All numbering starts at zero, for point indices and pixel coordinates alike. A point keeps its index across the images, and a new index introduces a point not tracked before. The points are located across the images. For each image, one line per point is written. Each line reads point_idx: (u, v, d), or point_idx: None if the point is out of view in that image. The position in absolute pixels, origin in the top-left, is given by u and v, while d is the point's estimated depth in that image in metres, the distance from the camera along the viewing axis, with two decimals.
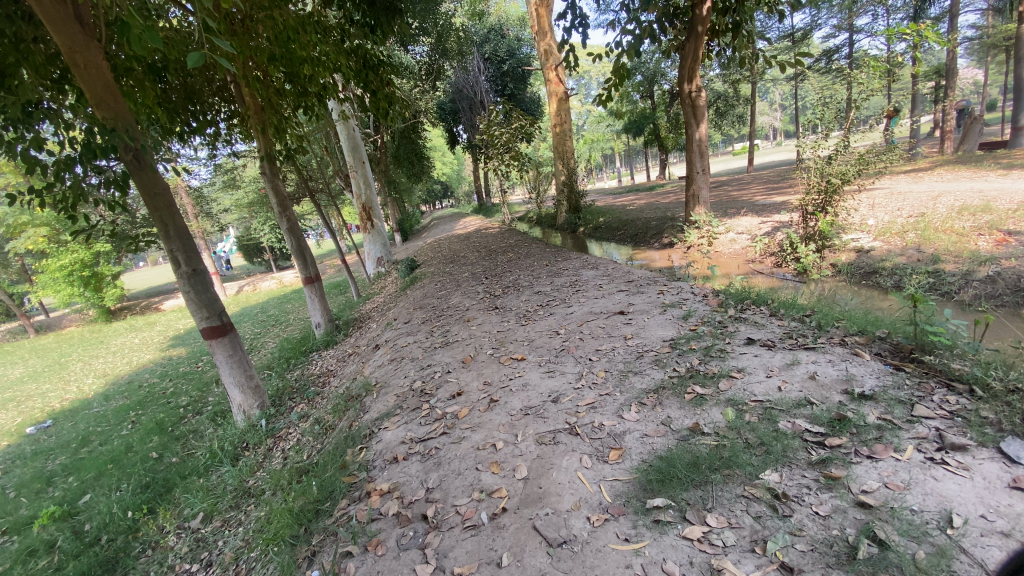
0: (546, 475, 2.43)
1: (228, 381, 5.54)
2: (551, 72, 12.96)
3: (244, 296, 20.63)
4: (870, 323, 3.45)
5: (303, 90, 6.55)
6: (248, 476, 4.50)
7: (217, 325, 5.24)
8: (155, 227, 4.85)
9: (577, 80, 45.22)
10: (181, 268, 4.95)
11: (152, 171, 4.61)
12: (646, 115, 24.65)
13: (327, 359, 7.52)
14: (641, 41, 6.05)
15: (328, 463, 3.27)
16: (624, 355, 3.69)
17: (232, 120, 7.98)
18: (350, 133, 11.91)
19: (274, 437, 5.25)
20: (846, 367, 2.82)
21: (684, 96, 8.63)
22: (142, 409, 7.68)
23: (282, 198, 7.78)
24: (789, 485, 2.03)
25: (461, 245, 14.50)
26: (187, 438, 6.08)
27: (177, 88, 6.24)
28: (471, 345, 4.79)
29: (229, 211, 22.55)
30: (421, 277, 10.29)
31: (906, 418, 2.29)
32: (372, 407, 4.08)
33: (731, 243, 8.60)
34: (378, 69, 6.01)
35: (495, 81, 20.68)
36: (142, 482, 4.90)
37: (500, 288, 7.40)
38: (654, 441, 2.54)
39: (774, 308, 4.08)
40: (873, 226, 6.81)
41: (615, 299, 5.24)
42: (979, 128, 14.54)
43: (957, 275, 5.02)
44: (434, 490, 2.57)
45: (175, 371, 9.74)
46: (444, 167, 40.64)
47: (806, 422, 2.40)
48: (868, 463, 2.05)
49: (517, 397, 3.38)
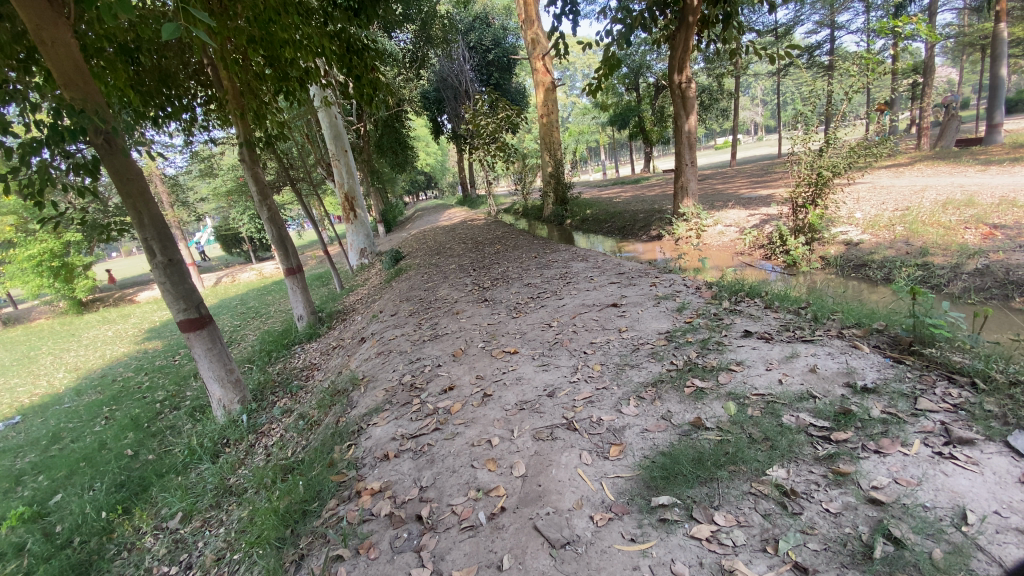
0: (545, 473, 2.35)
1: (207, 375, 5.35)
2: (539, 61, 12.78)
3: (223, 287, 20.17)
4: (867, 316, 3.43)
5: (284, 75, 6.32)
6: (229, 474, 4.35)
7: (195, 317, 5.05)
8: (128, 216, 4.63)
9: (562, 71, 45.09)
10: (156, 258, 4.74)
11: (124, 155, 4.38)
12: (632, 107, 24.61)
13: (310, 352, 7.33)
14: (631, 29, 5.93)
15: (315, 461, 3.15)
16: (620, 348, 3.62)
17: (209, 104, 7.72)
18: (332, 121, 11.59)
19: (256, 434, 5.08)
20: (846, 360, 2.79)
21: (675, 87, 8.58)
22: (116, 404, 7.42)
23: (262, 186, 7.51)
24: (797, 481, 1.98)
25: (446, 236, 14.33)
26: (164, 434, 5.87)
27: (151, 70, 5.96)
28: (461, 338, 4.68)
29: (205, 200, 21.96)
30: (407, 269, 10.11)
31: (911, 412, 2.26)
32: (360, 402, 3.94)
33: (720, 236, 8.58)
34: (363, 54, 5.81)
35: (480, 70, 20.22)
36: (116, 480, 4.70)
37: (489, 280, 7.28)
38: (655, 436, 2.48)
39: (769, 301, 4.04)
40: (861, 219, 6.86)
41: (607, 291, 5.18)
42: (957, 125, 14.82)
43: (946, 268, 5.06)
44: (429, 489, 2.46)
45: (151, 365, 9.42)
46: (428, 157, 40.21)
47: (810, 416, 2.35)
48: (876, 458, 2.02)
49: (512, 391, 3.29)
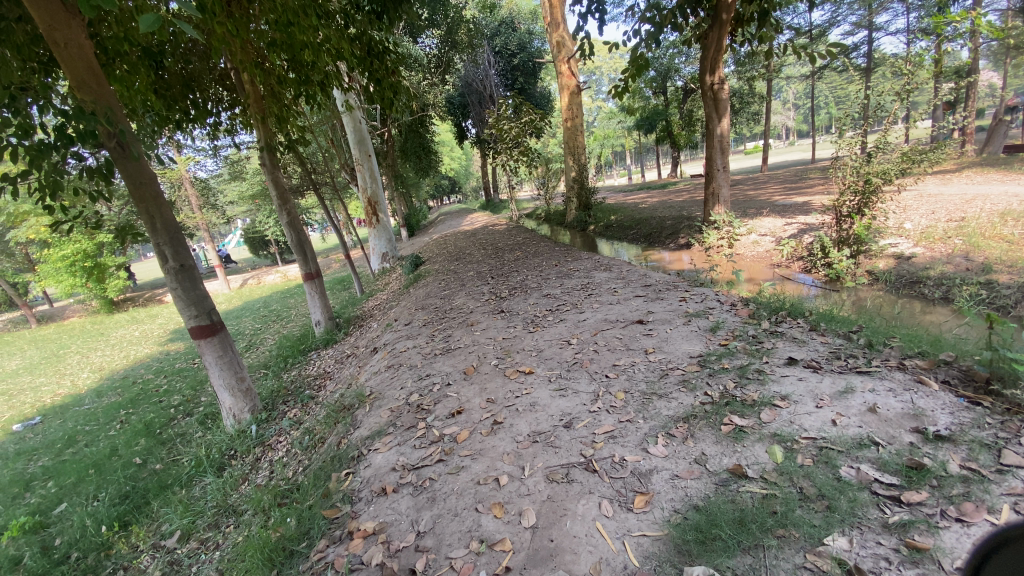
0: (558, 525, 2.05)
1: (217, 383, 5.19)
2: (563, 65, 12.43)
3: (248, 289, 20.46)
4: (931, 344, 3.01)
5: (305, 78, 6.08)
6: (231, 491, 4.16)
7: (205, 325, 4.89)
8: (140, 220, 4.52)
9: (588, 76, 44.79)
10: (168, 263, 4.62)
11: (139, 159, 4.28)
12: (659, 111, 24.06)
13: (325, 359, 7.16)
14: (660, 28, 5.60)
15: (311, 489, 2.91)
16: (646, 373, 3.28)
17: (233, 110, 7.64)
18: (356, 125, 11.52)
19: (264, 446, 4.90)
20: (912, 399, 2.39)
21: (706, 88, 8.19)
22: (133, 407, 7.37)
23: (282, 190, 7.38)
24: (861, 556, 1.62)
25: (468, 242, 14.13)
26: (174, 442, 5.75)
27: (176, 74, 5.85)
28: (474, 353, 4.40)
29: (235, 203, 22.33)
30: (425, 275, 9.90)
31: (996, 467, 1.86)
32: (363, 422, 3.70)
33: (754, 246, 8.15)
34: (384, 57, 5.52)
35: (505, 74, 20.00)
36: (121, 491, 4.55)
37: (507, 289, 7.00)
38: (688, 485, 2.14)
39: (815, 323, 3.64)
40: (912, 231, 6.34)
41: (632, 305, 4.84)
42: (1006, 130, 13.79)
43: (1014, 287, 4.55)
44: (426, 535, 2.18)
45: (171, 368, 9.43)
46: (451, 161, 40.29)
47: (873, 468, 1.99)
48: (960, 529, 1.64)
49: (525, 420, 2.98)
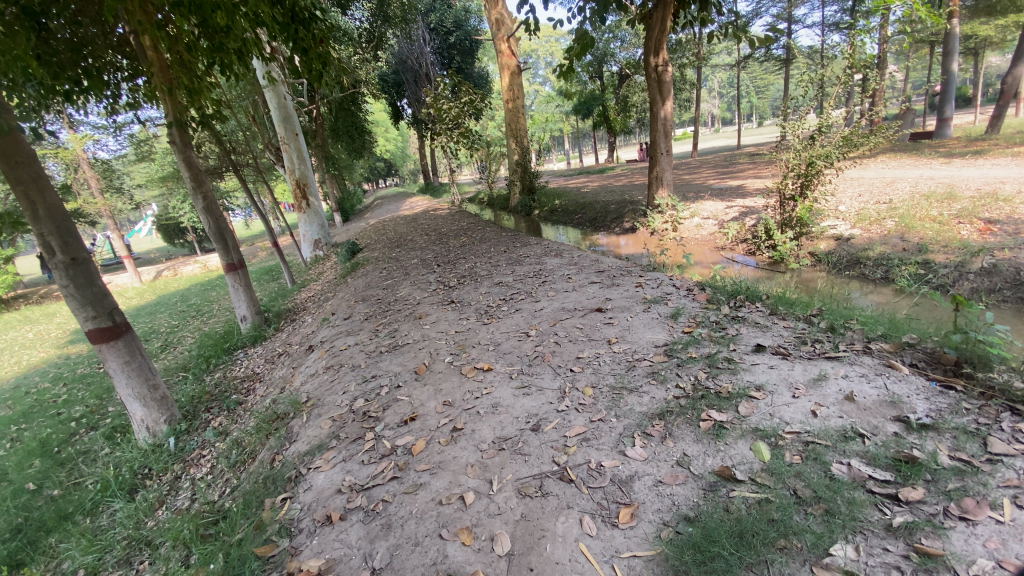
0: (537, 550, 1.80)
1: (125, 393, 4.51)
2: (504, 43, 11.97)
3: (162, 282, 18.54)
4: (891, 326, 3.02)
5: (220, 46, 5.26)
6: (146, 517, 3.58)
7: (107, 326, 4.21)
8: (18, 207, 3.75)
9: (524, 59, 44.58)
10: (56, 257, 3.89)
11: (12, 133, 3.54)
12: (596, 96, 24.20)
13: (254, 359, 6.50)
14: (606, 6, 5.37)
15: (241, 517, 2.48)
16: (612, 366, 3.09)
17: (134, 81, 6.54)
18: (280, 100, 10.58)
19: (184, 463, 4.31)
20: (886, 385, 2.34)
21: (650, 70, 8.08)
22: (25, 422, 6.36)
23: (197, 172, 6.52)
24: (872, 565, 1.50)
25: (408, 227, 13.54)
26: (76, 462, 4.95)
27: (64, 38, 4.88)
28: (425, 349, 4.06)
29: (144, 187, 20.19)
30: (365, 263, 9.31)
31: (986, 457, 1.81)
32: (301, 434, 3.27)
33: (698, 229, 8.23)
34: (311, 25, 4.88)
35: (441, 53, 19.22)
36: (10, 524, 3.73)
37: (454, 277, 6.65)
38: (674, 492, 1.97)
39: (774, 306, 3.61)
40: (847, 213, 6.63)
41: (588, 293, 4.65)
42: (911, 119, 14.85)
43: (949, 266, 4.79)
44: (382, 572, 1.86)
45: (72, 375, 8.28)
46: (387, 143, 38.44)
47: (863, 463, 1.90)
48: (965, 529, 1.55)
49: (488, 425, 2.71)
